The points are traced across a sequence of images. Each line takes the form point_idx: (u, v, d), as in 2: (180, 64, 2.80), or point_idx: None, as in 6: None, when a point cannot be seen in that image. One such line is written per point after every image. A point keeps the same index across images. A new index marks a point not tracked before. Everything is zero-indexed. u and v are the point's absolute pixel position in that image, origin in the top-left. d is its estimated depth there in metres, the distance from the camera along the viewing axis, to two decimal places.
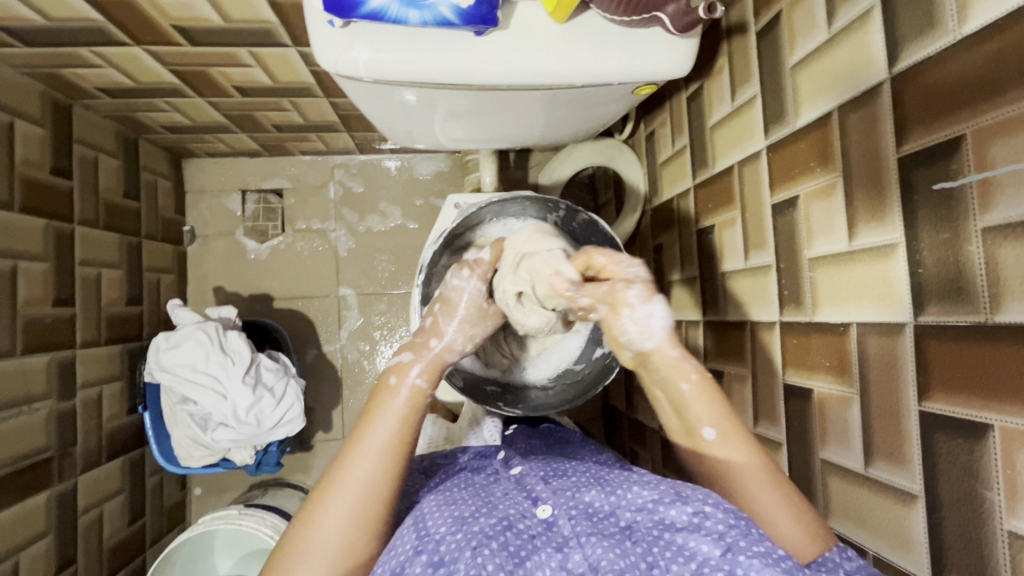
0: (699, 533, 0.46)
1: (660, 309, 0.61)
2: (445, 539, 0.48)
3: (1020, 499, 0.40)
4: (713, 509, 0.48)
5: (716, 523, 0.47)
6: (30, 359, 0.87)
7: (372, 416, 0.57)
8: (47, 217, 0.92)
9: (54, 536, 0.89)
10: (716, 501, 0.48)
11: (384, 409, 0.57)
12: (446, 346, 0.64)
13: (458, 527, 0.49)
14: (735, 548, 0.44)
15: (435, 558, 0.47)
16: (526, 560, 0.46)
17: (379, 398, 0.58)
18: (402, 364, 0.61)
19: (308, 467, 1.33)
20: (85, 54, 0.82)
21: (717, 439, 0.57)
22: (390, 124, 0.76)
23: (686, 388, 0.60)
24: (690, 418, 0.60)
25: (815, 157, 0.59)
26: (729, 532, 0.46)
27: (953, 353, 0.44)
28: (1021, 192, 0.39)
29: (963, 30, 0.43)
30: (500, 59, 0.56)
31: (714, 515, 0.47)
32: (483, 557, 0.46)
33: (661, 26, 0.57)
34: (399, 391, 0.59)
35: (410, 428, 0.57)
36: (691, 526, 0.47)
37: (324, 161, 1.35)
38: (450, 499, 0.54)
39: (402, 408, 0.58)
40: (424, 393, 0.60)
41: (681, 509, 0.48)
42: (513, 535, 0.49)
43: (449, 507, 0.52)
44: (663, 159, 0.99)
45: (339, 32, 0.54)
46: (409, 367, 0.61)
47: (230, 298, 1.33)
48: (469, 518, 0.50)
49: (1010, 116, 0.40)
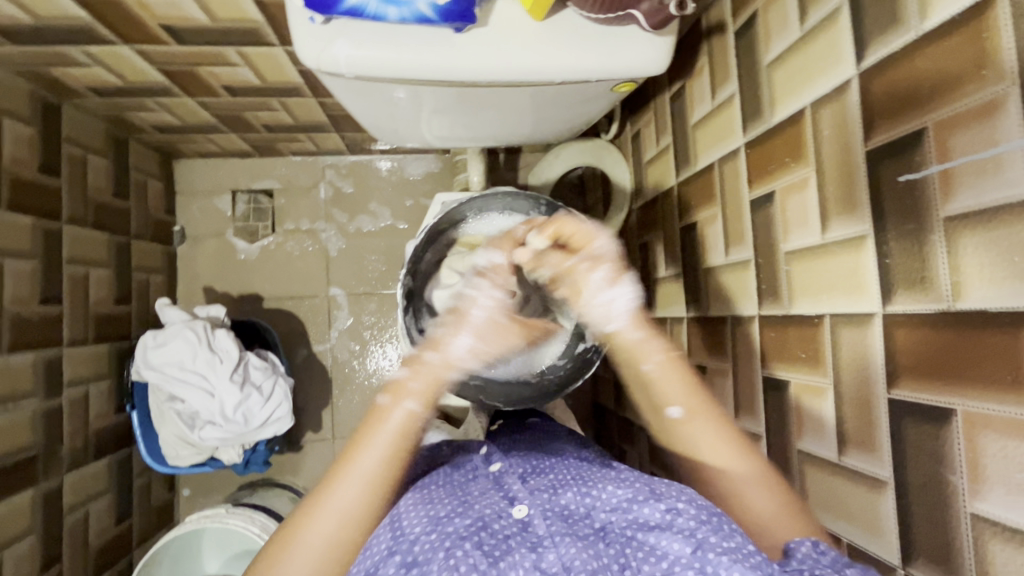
0: (670, 531, 0.46)
1: (628, 291, 0.64)
2: (418, 540, 0.48)
3: (983, 482, 0.41)
4: (685, 505, 0.48)
5: (687, 520, 0.47)
6: (17, 357, 0.87)
7: (362, 438, 0.55)
8: (35, 216, 0.92)
9: (39, 535, 0.89)
10: (690, 499, 0.49)
11: (377, 434, 0.55)
12: (446, 362, 0.58)
13: (433, 527, 0.49)
14: (704, 545, 0.44)
15: (409, 559, 0.47)
16: (500, 559, 0.45)
17: (373, 419, 0.56)
18: (398, 383, 0.57)
19: (297, 467, 1.33)
20: (73, 53, 0.83)
21: (681, 419, 0.60)
22: (374, 121, 0.77)
23: (651, 367, 0.62)
24: (658, 394, 0.61)
25: (790, 153, 0.61)
26: (699, 529, 0.46)
27: (919, 341, 0.45)
28: (980, 181, 0.40)
29: (925, 26, 0.44)
30: (480, 56, 0.57)
31: (685, 512, 0.47)
32: (456, 558, 0.45)
33: (638, 24, 0.58)
34: (389, 419, 0.55)
35: (402, 457, 0.55)
36: (663, 523, 0.47)
37: (315, 161, 1.36)
38: (427, 497, 0.54)
39: (393, 436, 0.55)
40: (415, 421, 0.56)
41: (654, 507, 0.49)
42: (488, 534, 0.48)
43: (425, 506, 0.53)
44: (648, 158, 1.00)
45: (320, 28, 0.55)
46: (405, 390, 0.57)
47: (220, 298, 1.33)
48: (444, 518, 0.50)
49: (969, 108, 0.41)
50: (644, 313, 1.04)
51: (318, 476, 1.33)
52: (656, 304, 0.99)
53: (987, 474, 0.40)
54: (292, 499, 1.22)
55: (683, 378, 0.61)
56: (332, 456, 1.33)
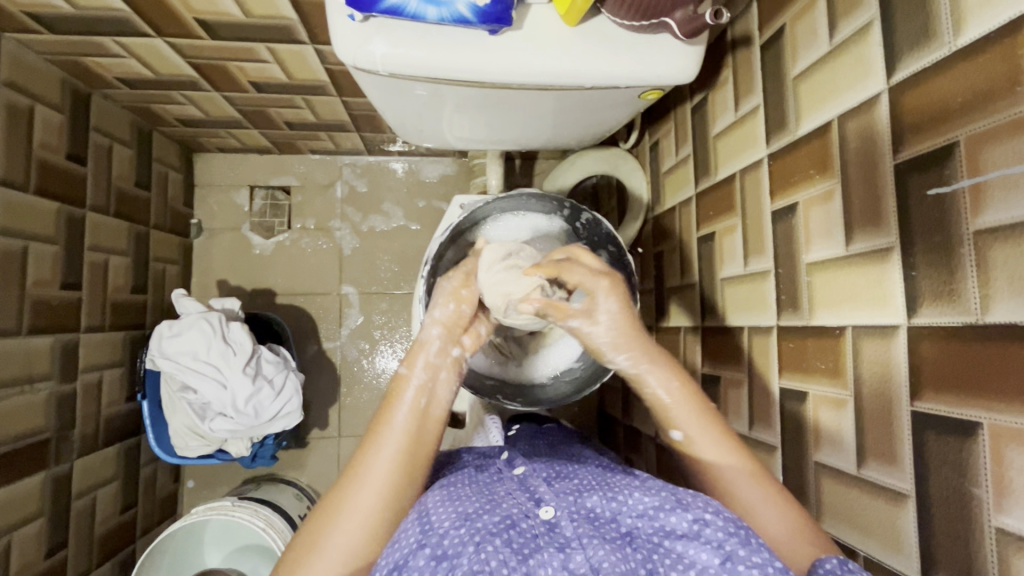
0: (698, 541, 0.46)
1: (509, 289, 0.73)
2: (448, 534, 0.48)
3: (1007, 494, 0.41)
4: (713, 517, 0.48)
5: (715, 531, 0.47)
6: (35, 340, 0.88)
7: (386, 417, 0.59)
8: (60, 201, 0.93)
9: (47, 519, 0.89)
10: (717, 509, 0.49)
11: (396, 411, 0.59)
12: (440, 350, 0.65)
13: (462, 523, 0.49)
14: (734, 557, 0.44)
15: (438, 552, 0.46)
16: (529, 557, 0.46)
17: (390, 402, 0.60)
18: (410, 354, 0.64)
19: (302, 464, 1.32)
20: (108, 44, 0.84)
21: (683, 441, 0.60)
22: (400, 119, 0.78)
23: (662, 393, 0.62)
24: (665, 416, 0.61)
25: (815, 165, 0.61)
26: (727, 540, 0.46)
27: (942, 353, 0.46)
28: (1010, 195, 0.41)
29: (958, 43, 0.45)
30: (514, 59, 0.59)
31: (713, 523, 0.47)
32: (487, 553, 0.45)
33: (670, 32, 0.59)
34: (405, 399, 0.60)
35: (423, 426, 0.59)
36: (690, 533, 0.47)
37: (333, 160, 1.37)
38: (454, 495, 0.53)
39: (411, 409, 0.59)
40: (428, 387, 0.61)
41: (681, 516, 0.48)
42: (516, 533, 0.48)
43: (453, 503, 0.52)
44: (666, 168, 1.01)
45: (359, 25, 0.56)
46: (416, 356, 0.64)
47: (233, 292, 1.34)
48: (472, 515, 0.50)
49: (1000, 124, 0.42)
50: (657, 321, 1.04)
51: (322, 473, 1.33)
52: (670, 313, 0.99)
53: (1012, 487, 0.40)
54: (296, 496, 1.22)
55: (697, 405, 0.61)
56: (337, 454, 1.33)
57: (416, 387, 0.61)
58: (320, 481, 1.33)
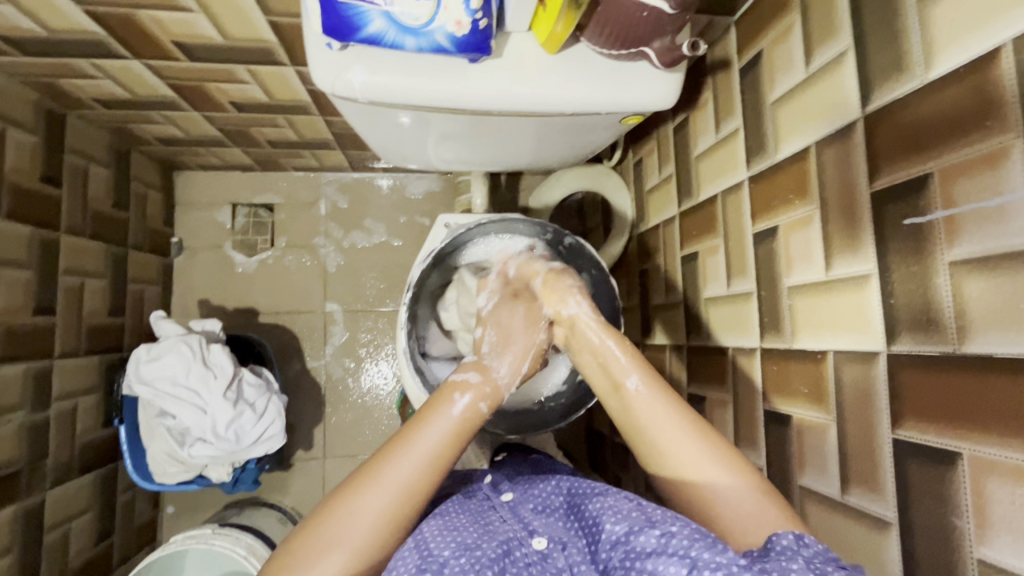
0: (665, 555, 0.45)
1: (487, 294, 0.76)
2: (448, 563, 0.48)
3: (989, 527, 0.41)
4: (679, 528, 0.47)
5: (681, 540, 0.46)
6: (5, 369, 0.86)
7: (420, 421, 0.58)
8: (34, 225, 0.91)
9: (17, 554, 0.86)
10: (684, 522, 0.48)
11: (437, 416, 0.58)
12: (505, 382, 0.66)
13: (462, 552, 0.50)
14: (699, 564, 0.43)
15: None
16: None
17: (434, 406, 0.59)
18: (466, 382, 0.62)
19: (286, 486, 1.30)
20: (82, 66, 0.83)
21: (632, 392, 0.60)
22: (383, 146, 0.78)
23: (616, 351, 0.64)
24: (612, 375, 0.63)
25: (794, 189, 0.62)
26: (693, 546, 0.45)
27: (923, 383, 0.46)
28: (985, 228, 0.41)
29: (930, 76, 0.46)
30: (493, 85, 0.58)
31: (679, 533, 0.46)
32: None
33: (648, 61, 0.60)
34: (449, 412, 0.58)
35: (456, 442, 0.57)
36: (659, 548, 0.46)
37: (317, 177, 1.36)
38: (451, 524, 0.54)
39: (458, 417, 0.58)
40: (480, 417, 0.60)
41: (648, 533, 0.47)
42: (510, 562, 0.50)
43: (451, 533, 0.52)
44: (649, 187, 1.01)
45: (337, 54, 0.56)
46: (470, 386, 0.62)
47: (215, 312, 1.32)
48: (472, 544, 0.51)
49: (974, 157, 0.42)
50: (643, 339, 1.03)
51: (307, 495, 1.30)
52: (655, 330, 0.99)
53: (993, 520, 0.40)
54: (279, 520, 1.19)
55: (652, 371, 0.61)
56: (322, 475, 1.31)
57: (481, 396, 0.61)
58: (304, 504, 1.30)
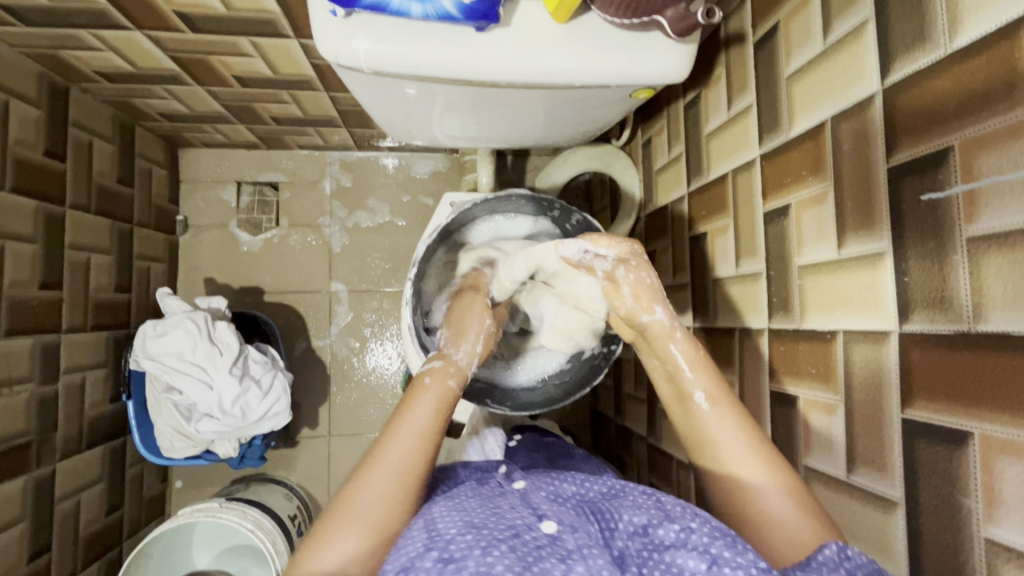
0: (685, 549, 0.46)
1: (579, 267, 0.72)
2: (454, 540, 0.48)
3: (998, 506, 0.41)
4: (700, 524, 0.47)
5: (701, 537, 0.46)
6: (13, 342, 0.86)
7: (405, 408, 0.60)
8: (39, 199, 0.91)
9: (29, 522, 0.88)
10: (704, 518, 0.48)
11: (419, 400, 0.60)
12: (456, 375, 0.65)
13: (469, 529, 0.49)
14: (720, 560, 0.44)
15: (445, 555, 0.46)
16: (533, 565, 0.45)
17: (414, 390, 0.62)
18: (434, 369, 0.65)
19: (292, 463, 1.31)
20: (85, 37, 0.82)
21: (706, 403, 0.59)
22: (387, 118, 0.77)
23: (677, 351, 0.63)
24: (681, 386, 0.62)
25: (807, 166, 0.60)
26: (713, 544, 0.45)
27: (936, 362, 0.45)
28: (1005, 202, 0.40)
29: (954, 45, 0.44)
30: (501, 56, 0.57)
31: (699, 530, 0.47)
32: (493, 557, 0.45)
33: (661, 30, 0.58)
34: (429, 391, 0.61)
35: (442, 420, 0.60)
36: (678, 542, 0.47)
37: (322, 155, 1.35)
38: (460, 505, 0.53)
39: (438, 396, 0.61)
40: (453, 394, 0.63)
41: (668, 527, 0.48)
42: (520, 542, 0.47)
43: (459, 512, 0.51)
44: (658, 167, 1.00)
45: (341, 21, 0.54)
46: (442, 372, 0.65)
47: (220, 290, 1.32)
48: (478, 523, 0.50)
49: (997, 128, 0.41)
50: None
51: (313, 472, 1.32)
52: None
53: (1003, 498, 0.40)
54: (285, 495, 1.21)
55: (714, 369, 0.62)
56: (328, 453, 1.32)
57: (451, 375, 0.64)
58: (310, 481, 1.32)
